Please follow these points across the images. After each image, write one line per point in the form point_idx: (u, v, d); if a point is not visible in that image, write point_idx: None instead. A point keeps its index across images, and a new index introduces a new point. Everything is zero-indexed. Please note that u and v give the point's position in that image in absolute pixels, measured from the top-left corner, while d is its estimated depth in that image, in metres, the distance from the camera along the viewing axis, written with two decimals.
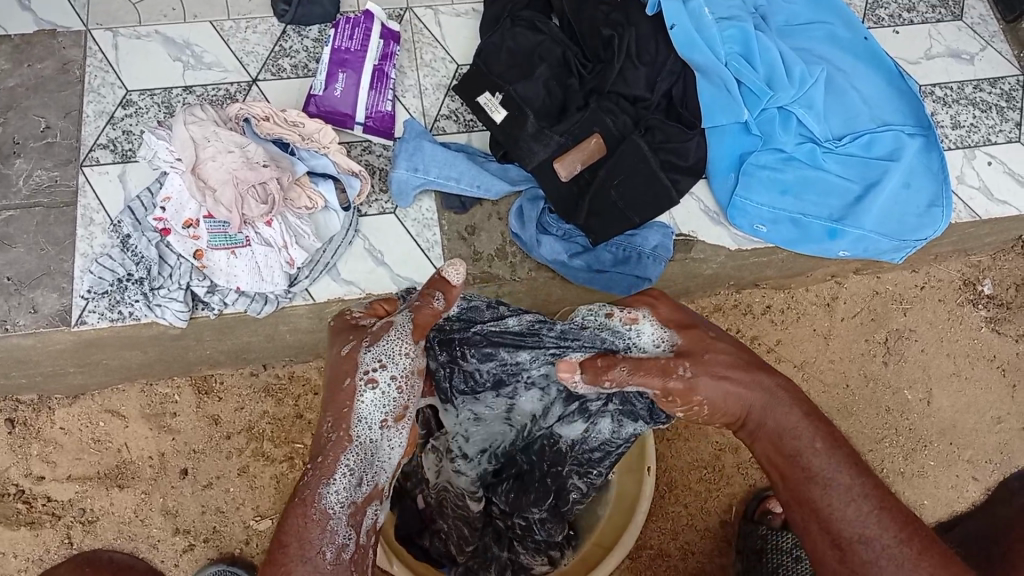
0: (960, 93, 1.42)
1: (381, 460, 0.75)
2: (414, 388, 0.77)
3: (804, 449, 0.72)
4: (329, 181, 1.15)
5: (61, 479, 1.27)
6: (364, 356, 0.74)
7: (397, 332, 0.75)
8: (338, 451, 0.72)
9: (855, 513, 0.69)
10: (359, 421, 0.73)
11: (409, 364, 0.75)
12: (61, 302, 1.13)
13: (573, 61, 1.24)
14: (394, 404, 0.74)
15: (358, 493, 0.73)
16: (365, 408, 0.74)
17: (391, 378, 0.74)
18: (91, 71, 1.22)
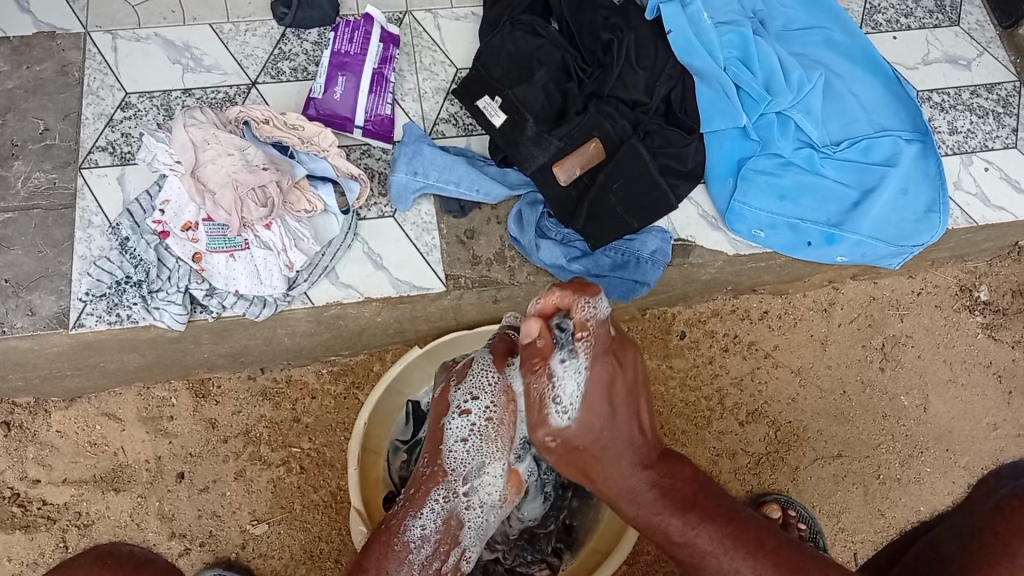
0: (957, 99, 1.43)
1: (471, 482, 1.00)
2: (499, 419, 1.00)
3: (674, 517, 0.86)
4: (328, 184, 1.15)
5: (57, 482, 1.27)
6: (455, 395, 1.01)
7: (480, 365, 1.01)
8: (429, 482, 0.98)
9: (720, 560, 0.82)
10: (447, 447, 1.00)
11: (490, 398, 1.00)
12: (58, 305, 1.12)
13: (572, 65, 1.24)
14: (474, 432, 1.00)
15: (437, 517, 0.97)
16: (452, 431, 1.00)
17: (470, 448, 1.00)
18: (90, 73, 1.22)
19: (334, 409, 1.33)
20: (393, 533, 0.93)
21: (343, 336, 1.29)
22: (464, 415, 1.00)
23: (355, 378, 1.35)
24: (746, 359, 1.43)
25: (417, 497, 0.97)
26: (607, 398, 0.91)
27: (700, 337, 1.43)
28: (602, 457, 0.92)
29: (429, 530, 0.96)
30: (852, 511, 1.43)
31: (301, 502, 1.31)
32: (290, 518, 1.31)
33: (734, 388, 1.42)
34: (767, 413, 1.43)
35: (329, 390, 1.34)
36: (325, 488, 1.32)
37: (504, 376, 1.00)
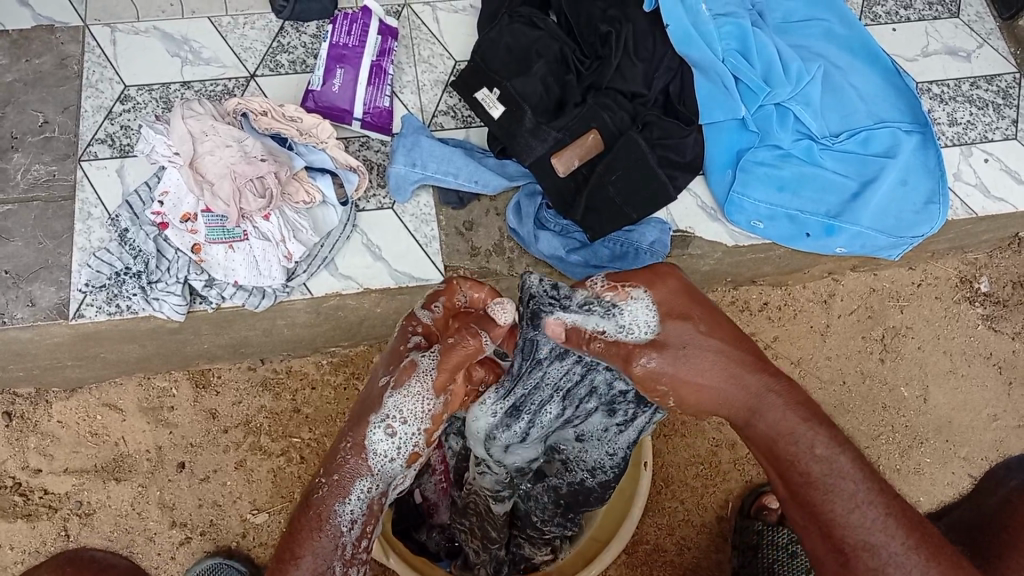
0: (957, 91, 1.42)
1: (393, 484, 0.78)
2: (431, 429, 0.78)
3: (801, 458, 0.72)
4: (327, 175, 1.16)
5: (58, 472, 1.28)
6: (390, 396, 0.77)
7: (422, 377, 0.77)
8: (354, 476, 0.74)
9: (859, 519, 0.69)
10: (371, 452, 0.76)
11: (428, 408, 0.77)
12: (59, 296, 1.13)
13: (571, 57, 1.24)
14: (408, 445, 0.77)
15: (364, 522, 0.74)
16: (377, 439, 0.76)
17: (403, 443, 0.76)
18: (89, 66, 1.22)
19: (334, 400, 1.34)
20: (320, 515, 0.71)
21: (342, 327, 1.29)
22: (393, 432, 0.76)
23: (355, 369, 1.35)
24: None
25: (341, 483, 0.74)
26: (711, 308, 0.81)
27: None
28: (710, 368, 0.77)
29: (358, 515, 0.74)
30: None
31: (301, 492, 1.32)
32: (290, 507, 1.31)
33: None
34: None
35: (329, 381, 1.34)
36: None
37: (443, 397, 0.78)
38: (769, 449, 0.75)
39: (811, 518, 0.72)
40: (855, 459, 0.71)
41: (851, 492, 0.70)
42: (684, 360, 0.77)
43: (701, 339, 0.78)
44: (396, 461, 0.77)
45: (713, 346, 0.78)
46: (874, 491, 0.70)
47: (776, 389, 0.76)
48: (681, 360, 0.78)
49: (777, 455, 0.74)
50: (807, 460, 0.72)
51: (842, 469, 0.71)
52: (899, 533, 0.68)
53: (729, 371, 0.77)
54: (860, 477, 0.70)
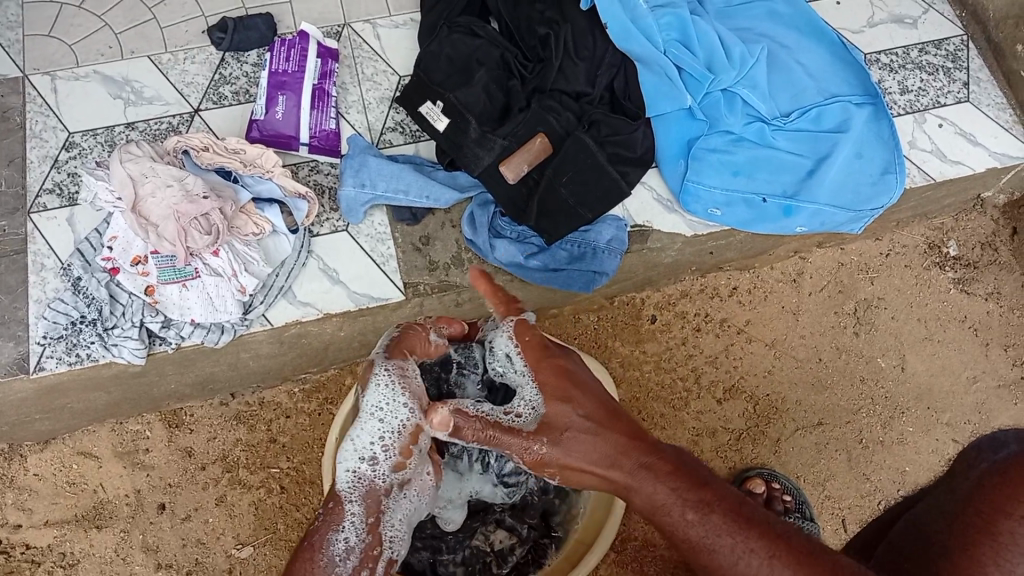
0: (906, 59, 1.42)
1: (375, 468, 0.84)
2: (404, 421, 0.84)
3: (678, 525, 0.74)
4: (275, 205, 1.14)
5: (39, 525, 1.27)
6: (363, 401, 0.84)
7: (386, 375, 0.84)
8: (339, 511, 0.82)
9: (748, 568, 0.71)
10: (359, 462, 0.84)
11: (407, 410, 0.83)
12: (18, 350, 1.11)
13: (512, 62, 1.23)
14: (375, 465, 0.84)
15: (361, 544, 0.82)
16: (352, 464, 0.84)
17: (381, 410, 0.83)
18: (31, 116, 1.21)
19: (310, 426, 1.33)
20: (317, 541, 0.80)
21: (309, 353, 1.28)
22: (364, 457, 0.84)
23: (328, 394, 1.34)
24: (719, 337, 1.43)
25: (334, 511, 0.82)
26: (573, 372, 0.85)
27: (672, 319, 1.43)
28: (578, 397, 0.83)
29: (353, 543, 0.81)
30: (837, 477, 1.42)
31: (285, 522, 1.31)
32: (274, 539, 1.31)
33: (709, 366, 1.42)
34: (744, 388, 1.43)
35: (303, 408, 1.33)
36: (308, 505, 1.32)
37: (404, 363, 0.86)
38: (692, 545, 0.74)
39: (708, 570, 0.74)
40: (727, 515, 0.73)
41: (733, 545, 0.71)
42: (568, 447, 0.80)
43: (592, 409, 0.82)
44: (355, 493, 0.84)
45: (591, 430, 0.80)
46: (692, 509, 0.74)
47: (645, 466, 0.77)
48: (578, 432, 0.80)
49: (687, 475, 0.77)
50: (686, 528, 0.74)
51: (716, 527, 0.72)
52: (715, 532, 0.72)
53: (609, 449, 0.79)
54: (735, 529, 0.72)
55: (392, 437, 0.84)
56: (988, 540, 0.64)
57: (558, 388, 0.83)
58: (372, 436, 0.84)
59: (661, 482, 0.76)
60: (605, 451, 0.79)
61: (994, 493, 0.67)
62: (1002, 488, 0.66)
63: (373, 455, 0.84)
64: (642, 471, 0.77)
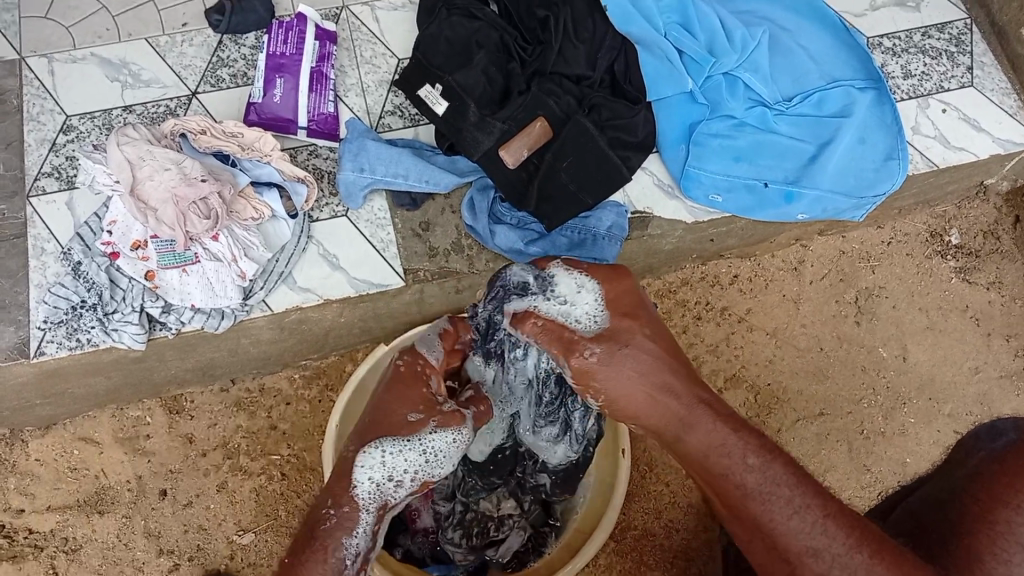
0: (909, 43, 1.41)
1: (399, 492, 0.86)
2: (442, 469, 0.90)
3: (735, 467, 0.71)
4: (274, 190, 1.13)
5: (41, 510, 1.27)
6: (427, 429, 0.88)
7: (462, 424, 0.91)
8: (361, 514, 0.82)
9: (800, 526, 0.66)
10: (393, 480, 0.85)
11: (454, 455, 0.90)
12: (18, 335, 1.12)
13: (512, 45, 1.22)
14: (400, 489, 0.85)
15: (366, 553, 0.82)
16: (382, 479, 0.85)
17: (427, 451, 0.88)
18: (29, 99, 1.21)
19: (311, 413, 1.34)
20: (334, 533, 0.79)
21: (309, 340, 1.28)
22: (398, 479, 0.85)
23: (328, 380, 1.35)
24: (719, 326, 1.43)
25: (350, 514, 0.82)
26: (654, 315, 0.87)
27: (673, 308, 1.43)
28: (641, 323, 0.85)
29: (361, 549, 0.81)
30: (838, 467, 1.42)
31: (286, 509, 1.31)
32: (275, 526, 1.31)
33: (710, 355, 1.42)
34: (745, 376, 1.43)
35: (303, 395, 1.34)
36: (308, 492, 1.32)
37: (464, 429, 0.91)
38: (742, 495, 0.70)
39: (752, 530, 0.70)
40: (789, 467, 0.70)
41: (788, 496, 0.68)
42: (632, 355, 0.81)
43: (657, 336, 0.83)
44: (372, 503, 0.84)
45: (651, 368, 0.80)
46: (757, 450, 0.72)
47: (705, 409, 0.77)
48: (633, 355, 0.81)
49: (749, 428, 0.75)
50: (742, 473, 0.71)
51: (774, 478, 0.69)
52: (773, 475, 0.69)
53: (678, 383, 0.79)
54: (794, 481, 0.69)
55: (422, 477, 0.88)
56: (985, 529, 0.61)
57: (621, 306, 0.86)
58: (410, 466, 0.87)
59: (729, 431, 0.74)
60: (665, 380, 0.80)
61: (994, 484, 0.63)
62: (1002, 477, 0.62)
63: (401, 480, 0.85)
64: (708, 417, 0.76)
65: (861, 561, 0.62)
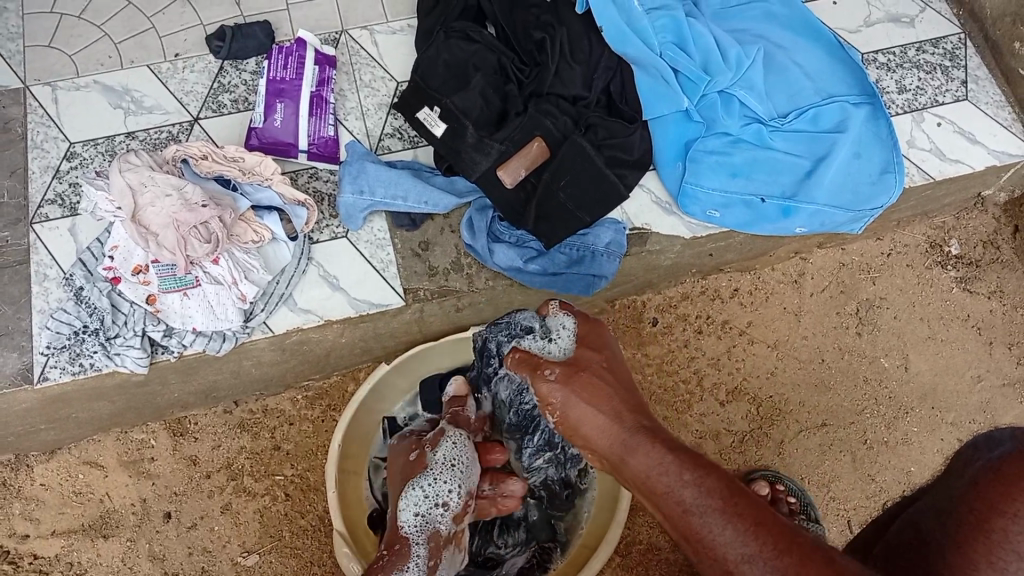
0: (904, 57, 1.42)
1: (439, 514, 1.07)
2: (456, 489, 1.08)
3: (663, 490, 0.68)
4: (274, 213, 1.15)
5: (46, 535, 1.28)
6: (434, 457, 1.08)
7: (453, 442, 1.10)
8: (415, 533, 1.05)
9: (715, 529, 0.63)
10: (431, 503, 1.06)
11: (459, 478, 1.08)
12: (22, 361, 1.12)
13: (509, 66, 1.24)
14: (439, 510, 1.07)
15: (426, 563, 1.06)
16: (421, 503, 1.06)
17: (447, 473, 1.08)
18: (32, 126, 1.22)
19: (313, 433, 1.34)
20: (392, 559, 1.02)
21: (311, 360, 1.29)
22: (437, 502, 1.07)
23: (331, 400, 1.35)
24: (720, 339, 1.43)
25: (404, 545, 1.04)
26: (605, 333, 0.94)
27: (674, 321, 1.43)
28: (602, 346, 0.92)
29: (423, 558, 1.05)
30: (842, 479, 1.42)
31: (290, 529, 1.32)
32: (279, 546, 1.31)
33: (712, 368, 1.42)
34: (747, 389, 1.43)
35: (306, 415, 1.34)
36: (312, 512, 1.33)
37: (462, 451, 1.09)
38: (682, 522, 0.66)
39: (693, 548, 0.65)
40: (720, 478, 0.66)
41: (715, 508, 0.64)
42: (586, 396, 0.83)
43: (607, 377, 0.85)
44: (422, 533, 1.06)
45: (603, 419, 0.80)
46: (687, 465, 0.69)
47: (640, 437, 0.75)
48: (586, 395, 0.83)
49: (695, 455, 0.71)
50: (679, 490, 0.67)
51: (692, 502, 0.66)
52: (697, 489, 0.66)
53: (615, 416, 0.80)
54: (719, 488, 0.65)
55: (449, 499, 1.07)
56: (981, 539, 0.59)
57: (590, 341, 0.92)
58: (440, 489, 1.07)
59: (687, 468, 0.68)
60: (611, 409, 0.81)
61: (989, 492, 0.62)
62: (997, 486, 0.61)
63: (437, 504, 1.07)
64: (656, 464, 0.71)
65: (782, 568, 0.58)
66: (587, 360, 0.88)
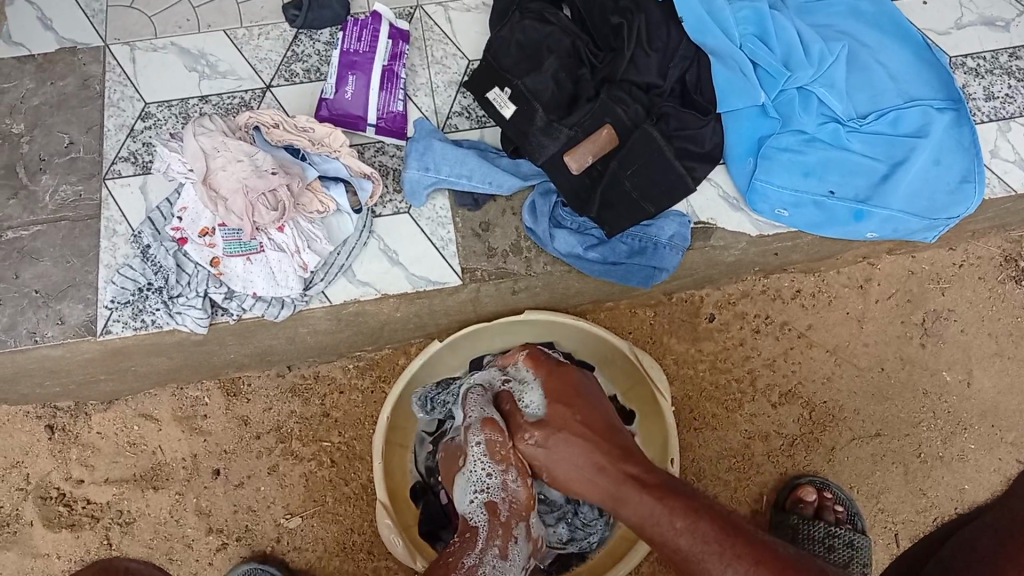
0: (994, 63, 1.36)
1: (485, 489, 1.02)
2: (495, 468, 1.01)
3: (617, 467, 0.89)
4: (340, 184, 1.15)
5: (99, 482, 1.32)
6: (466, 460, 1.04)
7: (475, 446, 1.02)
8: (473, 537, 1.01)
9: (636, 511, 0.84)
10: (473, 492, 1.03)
11: (485, 459, 1.02)
12: (87, 312, 1.15)
13: (584, 51, 1.22)
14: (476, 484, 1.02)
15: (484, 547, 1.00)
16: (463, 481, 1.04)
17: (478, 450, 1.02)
18: (110, 85, 1.25)
19: (362, 402, 1.35)
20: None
21: (366, 332, 1.30)
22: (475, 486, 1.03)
23: (381, 372, 1.36)
24: (778, 340, 1.40)
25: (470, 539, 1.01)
26: (582, 394, 1.01)
27: (731, 319, 1.40)
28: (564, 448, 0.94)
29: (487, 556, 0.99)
30: (892, 491, 1.39)
31: (333, 495, 1.34)
32: (322, 511, 1.33)
33: (766, 369, 1.40)
34: (802, 394, 1.40)
35: (357, 384, 1.35)
36: (356, 481, 1.34)
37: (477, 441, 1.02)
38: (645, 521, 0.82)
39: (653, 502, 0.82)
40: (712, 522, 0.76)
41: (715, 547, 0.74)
42: (554, 461, 0.95)
43: (591, 421, 0.96)
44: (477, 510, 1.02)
45: (579, 428, 0.95)
46: (603, 460, 0.91)
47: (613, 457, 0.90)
48: (561, 427, 0.96)
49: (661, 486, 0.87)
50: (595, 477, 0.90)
51: (705, 535, 0.75)
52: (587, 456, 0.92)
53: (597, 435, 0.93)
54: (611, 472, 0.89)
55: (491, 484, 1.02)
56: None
57: (563, 394, 1.01)
58: (481, 472, 1.02)
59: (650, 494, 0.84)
60: (581, 428, 0.95)
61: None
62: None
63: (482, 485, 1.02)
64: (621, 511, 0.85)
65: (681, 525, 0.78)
66: (576, 399, 1.00)
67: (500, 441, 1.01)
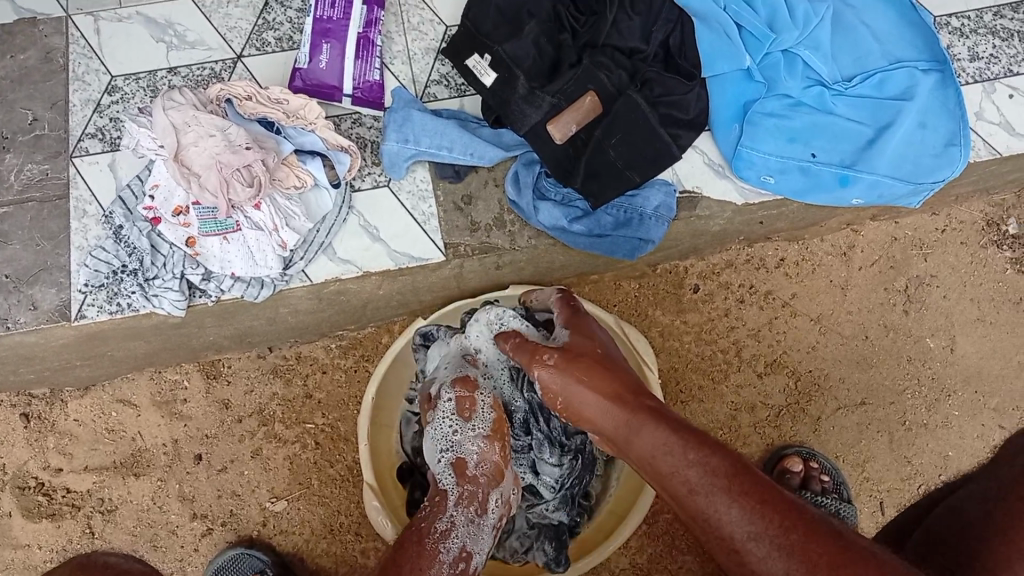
0: (979, 23, 1.34)
1: (455, 448, 1.03)
2: (461, 428, 1.04)
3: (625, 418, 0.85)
4: (317, 158, 1.12)
5: (78, 470, 1.29)
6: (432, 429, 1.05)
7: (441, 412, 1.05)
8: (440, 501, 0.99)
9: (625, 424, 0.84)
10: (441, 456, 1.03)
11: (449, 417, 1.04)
12: (59, 297, 1.12)
13: (565, 14, 1.18)
14: (444, 445, 1.03)
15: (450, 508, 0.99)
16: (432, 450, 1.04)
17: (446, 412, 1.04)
18: (74, 58, 1.20)
19: (346, 382, 1.33)
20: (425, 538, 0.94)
21: (348, 311, 1.27)
22: (444, 452, 1.03)
23: (364, 351, 1.33)
24: (763, 310, 1.39)
25: (437, 503, 0.99)
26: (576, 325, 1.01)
27: (716, 289, 1.39)
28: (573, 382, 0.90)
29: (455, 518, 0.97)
30: (878, 459, 1.40)
31: (318, 477, 1.32)
32: (308, 493, 1.31)
33: (752, 339, 1.39)
34: (788, 362, 1.39)
35: (340, 364, 1.33)
36: (342, 462, 1.32)
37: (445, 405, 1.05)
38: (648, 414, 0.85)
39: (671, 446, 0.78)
40: (722, 455, 0.74)
41: (713, 486, 0.72)
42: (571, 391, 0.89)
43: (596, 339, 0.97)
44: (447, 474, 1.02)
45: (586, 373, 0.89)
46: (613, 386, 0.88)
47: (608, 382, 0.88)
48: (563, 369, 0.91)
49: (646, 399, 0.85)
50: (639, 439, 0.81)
51: (717, 468, 0.73)
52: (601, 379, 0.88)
53: (607, 388, 0.87)
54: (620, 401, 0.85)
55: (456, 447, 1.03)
56: None
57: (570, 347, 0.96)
58: (447, 432, 1.04)
59: (655, 437, 0.79)
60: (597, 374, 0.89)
61: None
62: None
63: (450, 446, 1.03)
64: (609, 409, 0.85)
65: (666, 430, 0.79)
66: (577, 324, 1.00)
67: (468, 398, 1.04)
